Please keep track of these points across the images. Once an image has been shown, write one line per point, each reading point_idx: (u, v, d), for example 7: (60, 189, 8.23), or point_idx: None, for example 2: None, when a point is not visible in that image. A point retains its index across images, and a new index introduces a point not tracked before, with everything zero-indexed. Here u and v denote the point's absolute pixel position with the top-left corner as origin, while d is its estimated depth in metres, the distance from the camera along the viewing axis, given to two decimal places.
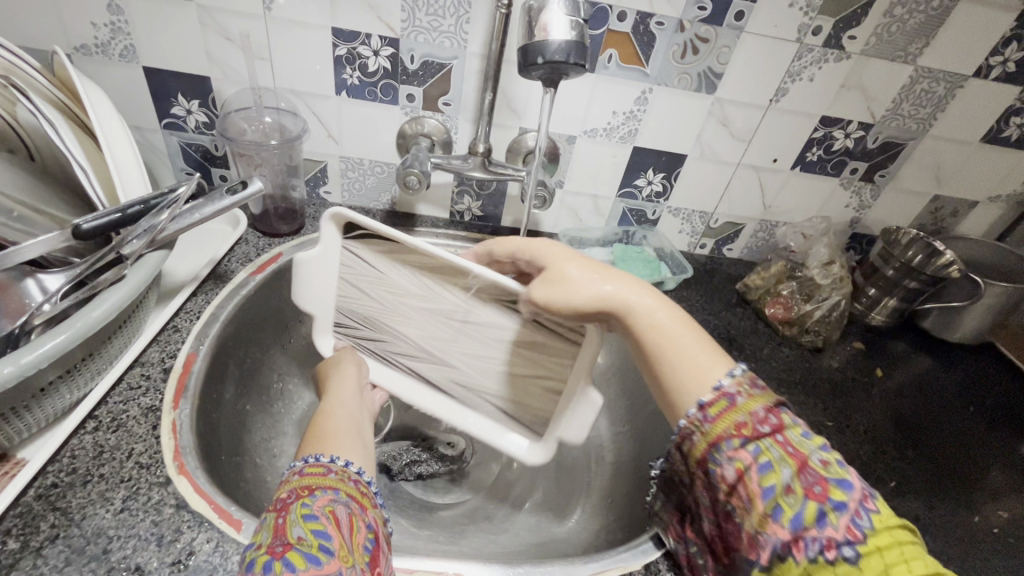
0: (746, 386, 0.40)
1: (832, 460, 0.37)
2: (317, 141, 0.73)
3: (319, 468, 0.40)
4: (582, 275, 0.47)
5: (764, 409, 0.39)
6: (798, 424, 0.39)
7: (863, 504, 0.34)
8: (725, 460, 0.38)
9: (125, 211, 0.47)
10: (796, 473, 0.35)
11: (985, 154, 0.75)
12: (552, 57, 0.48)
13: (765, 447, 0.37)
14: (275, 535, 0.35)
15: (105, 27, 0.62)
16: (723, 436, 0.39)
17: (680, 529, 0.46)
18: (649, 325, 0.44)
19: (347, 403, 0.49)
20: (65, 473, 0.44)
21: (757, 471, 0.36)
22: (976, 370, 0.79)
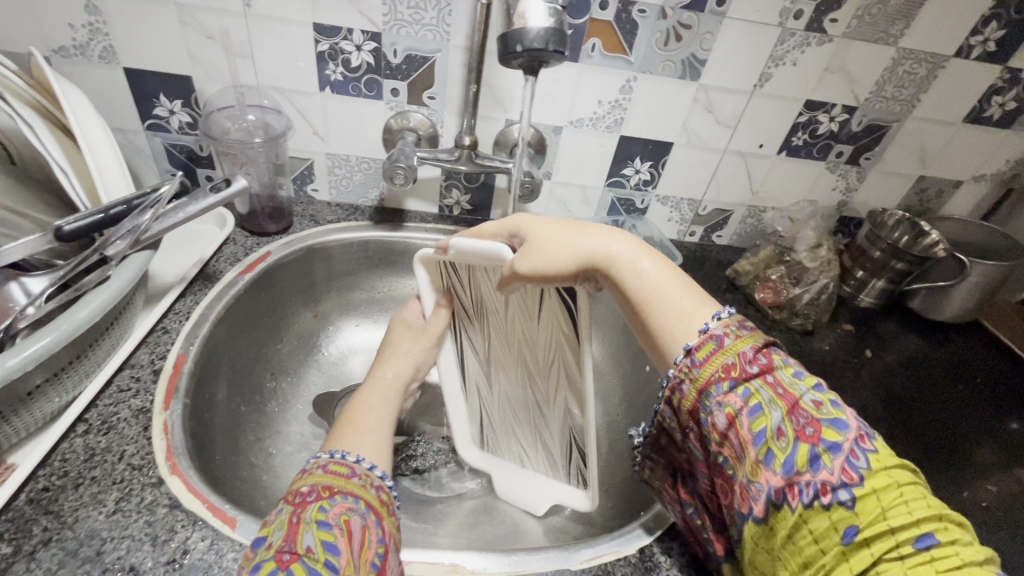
0: (733, 328, 0.42)
1: (827, 401, 0.37)
2: (303, 139, 0.73)
3: (344, 467, 0.42)
4: (562, 237, 0.49)
5: (753, 350, 0.40)
6: (791, 366, 0.40)
7: (859, 444, 0.34)
8: (715, 406, 0.39)
9: (107, 213, 0.47)
10: (787, 415, 0.36)
11: (967, 134, 0.75)
12: (531, 45, 0.47)
13: (754, 390, 0.38)
14: (286, 538, 0.36)
15: (83, 29, 0.61)
16: (712, 380, 0.39)
17: (675, 494, 0.47)
18: (631, 271, 0.46)
19: (372, 400, 0.52)
20: (57, 477, 0.44)
21: (748, 415, 0.37)
22: (965, 350, 0.80)
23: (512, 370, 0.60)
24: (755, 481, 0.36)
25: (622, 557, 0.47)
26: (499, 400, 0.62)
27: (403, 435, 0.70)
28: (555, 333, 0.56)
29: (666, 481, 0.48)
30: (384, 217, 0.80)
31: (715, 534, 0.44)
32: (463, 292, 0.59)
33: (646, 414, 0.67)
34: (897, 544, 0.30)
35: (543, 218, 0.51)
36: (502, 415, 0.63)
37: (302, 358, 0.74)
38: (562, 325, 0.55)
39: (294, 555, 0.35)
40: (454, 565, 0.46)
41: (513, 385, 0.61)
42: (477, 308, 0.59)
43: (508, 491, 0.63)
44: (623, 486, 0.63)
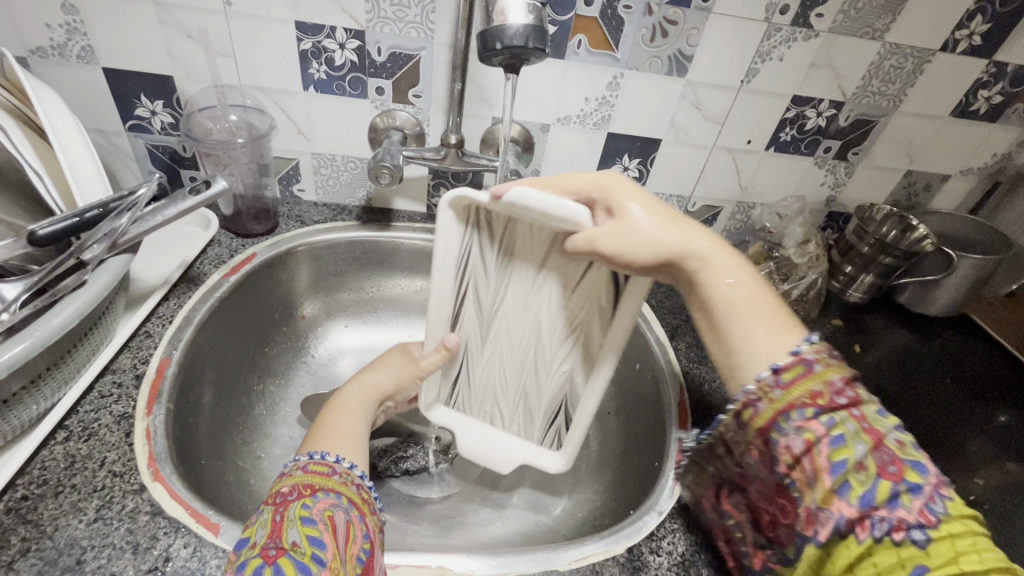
0: (824, 354, 0.41)
1: (909, 442, 0.37)
2: (288, 138, 0.72)
3: (324, 466, 0.42)
4: (655, 226, 0.45)
5: (842, 381, 0.40)
6: (876, 403, 0.40)
7: (939, 490, 0.35)
8: (793, 431, 0.39)
9: (82, 216, 0.46)
10: (871, 450, 0.36)
11: (954, 128, 0.76)
12: (510, 42, 0.47)
13: (839, 421, 0.38)
14: (271, 536, 0.36)
15: (60, 29, 0.60)
16: (796, 404, 0.39)
17: (716, 501, 0.50)
18: (718, 280, 0.45)
19: (352, 404, 0.53)
20: (36, 485, 0.43)
21: (829, 444, 0.37)
22: (954, 343, 0.80)
23: (521, 342, 0.55)
24: (825, 508, 0.36)
25: (611, 557, 0.47)
26: (488, 360, 0.57)
27: (393, 436, 0.69)
28: (579, 302, 0.51)
29: (711, 490, 0.50)
30: (372, 216, 0.79)
31: (755, 549, 0.45)
32: (487, 246, 0.51)
33: (637, 412, 0.67)
34: None
35: (637, 188, 0.47)
36: (488, 375, 0.58)
37: (290, 359, 0.73)
38: (588, 288, 0.50)
39: (280, 550, 0.35)
40: (441, 568, 0.45)
41: (514, 350, 0.56)
42: (503, 265, 0.52)
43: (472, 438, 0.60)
44: (613, 484, 0.63)
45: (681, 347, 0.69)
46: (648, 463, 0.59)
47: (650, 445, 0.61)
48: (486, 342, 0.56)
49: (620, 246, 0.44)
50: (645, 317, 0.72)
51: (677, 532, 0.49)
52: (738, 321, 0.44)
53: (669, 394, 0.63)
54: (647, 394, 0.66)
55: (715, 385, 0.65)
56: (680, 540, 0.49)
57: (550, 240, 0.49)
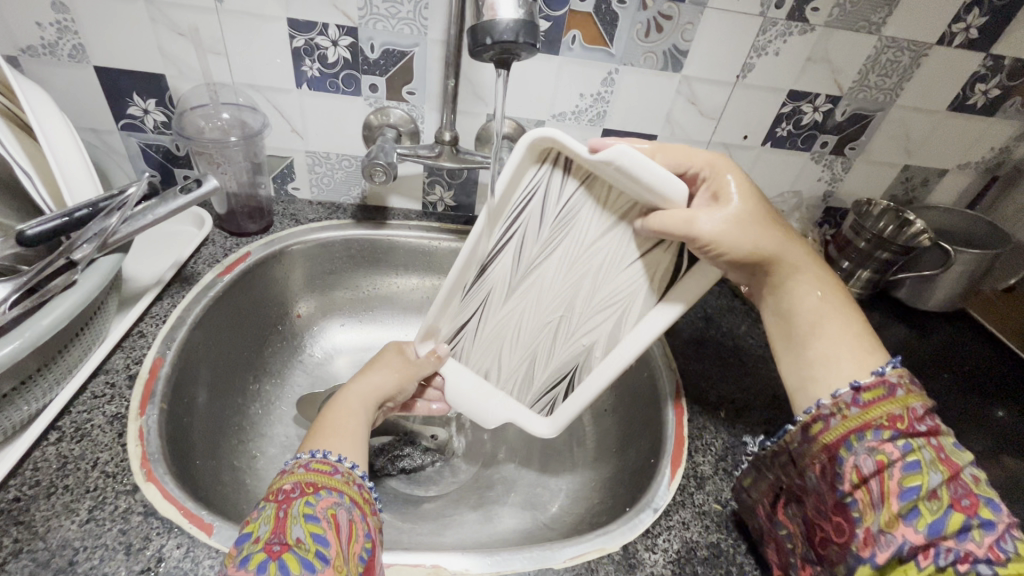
0: (906, 379, 0.43)
1: (982, 481, 0.40)
2: (281, 136, 0.72)
3: (326, 465, 0.42)
4: (762, 228, 0.48)
5: (922, 411, 0.42)
6: (952, 438, 0.42)
7: (1009, 530, 0.37)
8: (865, 451, 0.41)
9: (71, 216, 0.46)
10: (945, 481, 0.38)
11: (951, 123, 0.75)
12: (501, 37, 0.46)
13: (916, 448, 0.40)
14: (274, 531, 0.36)
15: (50, 27, 0.60)
16: (872, 424, 0.41)
17: (770, 510, 0.47)
18: (804, 291, 0.49)
19: (353, 403, 0.52)
20: (28, 486, 0.43)
21: (903, 469, 0.39)
22: (951, 338, 0.80)
23: (546, 308, 0.59)
24: (889, 531, 0.38)
25: (606, 555, 0.47)
26: (508, 316, 0.60)
27: (389, 435, 0.69)
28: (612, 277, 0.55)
29: (767, 497, 0.47)
30: (367, 215, 0.79)
31: (803, 563, 0.43)
32: (552, 192, 0.53)
33: (634, 409, 0.67)
34: None
35: (748, 185, 0.50)
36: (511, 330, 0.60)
37: (286, 358, 0.73)
38: (625, 259, 0.54)
39: (284, 546, 0.35)
40: (435, 567, 0.45)
41: (539, 312, 0.59)
42: (563, 219, 0.54)
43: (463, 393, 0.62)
44: (610, 481, 0.63)
45: (677, 344, 0.69)
46: (644, 461, 0.59)
47: (646, 443, 0.61)
48: (516, 296, 0.59)
49: (719, 233, 0.47)
50: None
51: (671, 529, 0.49)
52: (824, 332, 0.47)
53: (665, 391, 0.63)
54: (643, 391, 0.66)
55: (711, 382, 0.65)
56: (675, 537, 0.49)
57: (628, 206, 0.52)
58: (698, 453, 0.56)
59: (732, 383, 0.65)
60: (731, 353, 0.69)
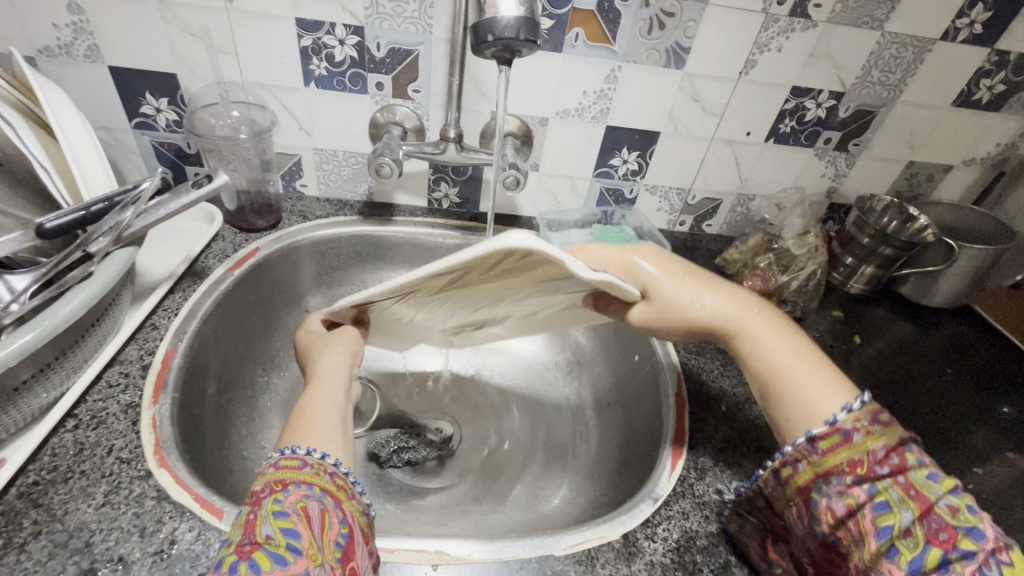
0: (865, 421, 0.41)
1: (961, 506, 0.38)
2: (290, 134, 0.73)
3: (295, 461, 0.41)
4: (701, 300, 0.51)
5: (884, 449, 0.40)
6: (925, 465, 0.40)
7: (995, 556, 0.35)
8: (835, 494, 0.40)
9: (89, 209, 0.48)
10: (918, 517, 0.37)
11: (956, 118, 0.75)
12: (502, 34, 0.47)
13: (883, 488, 0.39)
14: (245, 533, 0.37)
15: (66, 28, 0.62)
16: (836, 470, 0.41)
17: (761, 552, 0.46)
18: (758, 351, 0.49)
19: (330, 394, 0.50)
20: (46, 471, 0.45)
21: (873, 510, 0.38)
22: (956, 335, 0.80)
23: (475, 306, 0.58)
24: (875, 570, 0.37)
25: (606, 543, 0.48)
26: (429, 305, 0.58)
27: (395, 428, 0.71)
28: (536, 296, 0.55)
29: (755, 538, 0.47)
30: (373, 212, 0.80)
31: None
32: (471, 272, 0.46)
33: (636, 402, 0.68)
34: None
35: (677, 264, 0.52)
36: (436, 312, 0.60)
37: (294, 352, 0.74)
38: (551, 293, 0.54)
39: (254, 545, 0.35)
40: (438, 553, 0.46)
41: (465, 304, 0.57)
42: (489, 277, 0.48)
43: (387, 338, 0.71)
44: (612, 472, 0.63)
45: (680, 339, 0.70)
46: (646, 453, 0.60)
47: (648, 437, 0.62)
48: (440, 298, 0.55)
49: (654, 317, 0.53)
50: None
51: (672, 518, 0.50)
52: (777, 387, 0.47)
53: (666, 383, 0.63)
54: (645, 385, 0.67)
55: (713, 376, 0.65)
56: (675, 527, 0.49)
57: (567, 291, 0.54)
58: (699, 445, 0.57)
59: (734, 378, 0.66)
60: None
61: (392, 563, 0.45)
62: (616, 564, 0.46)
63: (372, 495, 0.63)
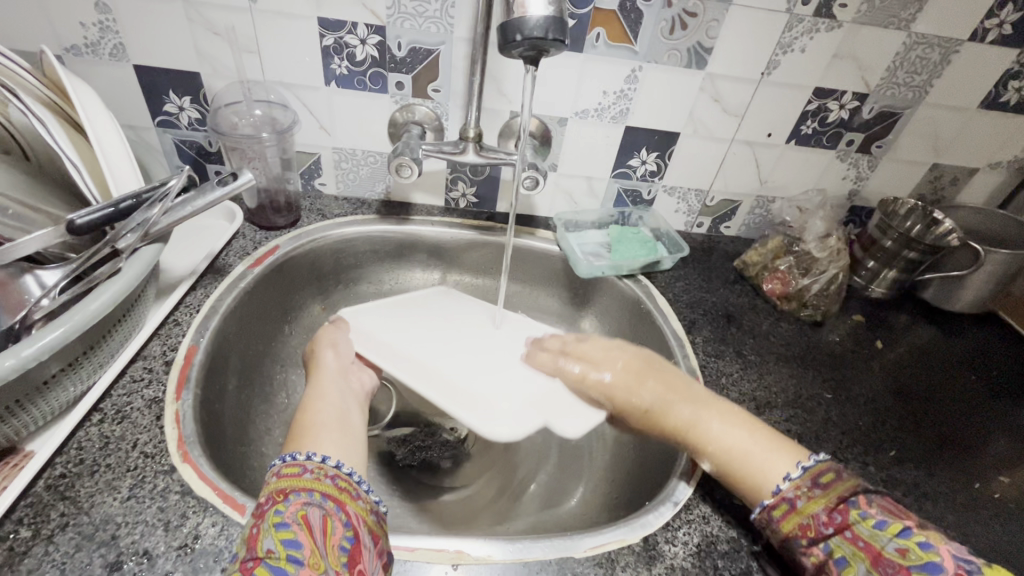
0: (805, 487, 0.42)
1: (913, 545, 0.36)
2: (310, 133, 0.73)
3: (295, 468, 0.41)
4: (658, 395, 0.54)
5: (825, 510, 0.41)
6: (871, 515, 0.39)
7: None
8: (804, 556, 0.41)
9: (118, 206, 0.49)
10: (873, 567, 0.37)
11: (983, 121, 0.74)
12: (531, 34, 0.47)
13: (836, 545, 0.39)
14: (248, 548, 0.36)
15: (93, 27, 0.62)
16: (794, 537, 0.42)
17: None
18: (716, 436, 0.49)
19: (329, 391, 0.52)
20: (73, 464, 0.45)
21: (836, 567, 0.39)
22: (979, 341, 0.78)
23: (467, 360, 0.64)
24: None
25: (626, 546, 0.47)
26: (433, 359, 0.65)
27: (411, 427, 0.71)
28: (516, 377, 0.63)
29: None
30: (390, 211, 0.80)
31: None
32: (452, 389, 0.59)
33: None
34: None
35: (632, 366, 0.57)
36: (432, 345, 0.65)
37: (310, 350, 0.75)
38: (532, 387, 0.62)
39: (256, 561, 0.35)
40: (458, 553, 0.46)
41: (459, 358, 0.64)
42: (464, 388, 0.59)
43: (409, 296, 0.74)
44: (628, 474, 0.63)
45: (698, 342, 0.70)
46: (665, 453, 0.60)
47: None
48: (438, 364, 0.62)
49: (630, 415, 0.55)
50: (662, 311, 0.73)
51: (693, 523, 0.49)
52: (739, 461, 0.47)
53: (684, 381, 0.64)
54: None
55: (732, 380, 0.65)
56: (695, 531, 0.49)
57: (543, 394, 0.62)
58: None
59: (753, 382, 0.65)
60: (751, 352, 0.70)
61: (411, 562, 0.45)
62: (636, 567, 0.46)
63: (389, 493, 0.64)
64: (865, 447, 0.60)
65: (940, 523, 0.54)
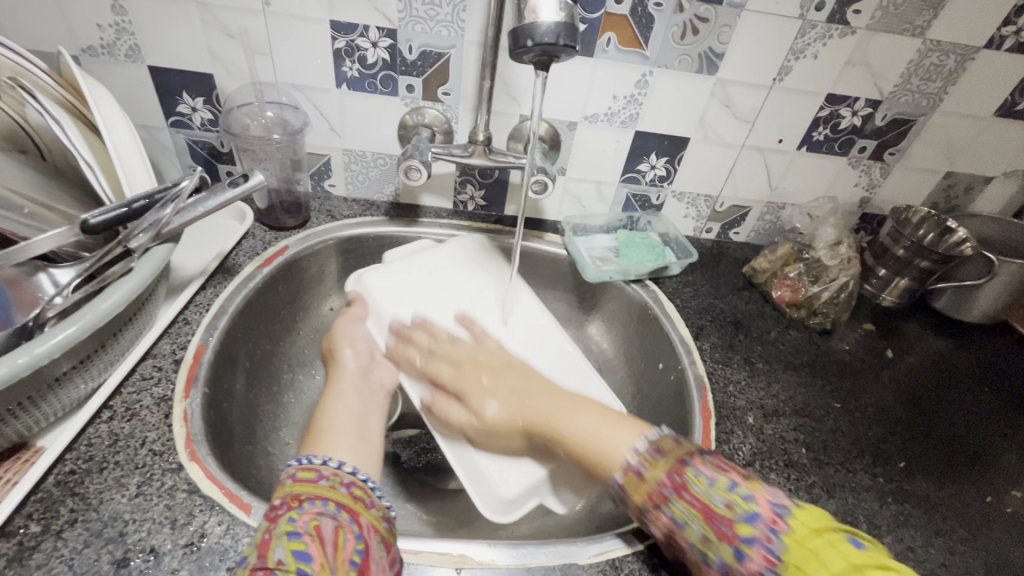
0: (648, 455, 0.45)
1: (737, 496, 0.41)
2: (320, 135, 0.74)
3: (311, 472, 0.42)
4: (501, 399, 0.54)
5: (667, 474, 0.43)
6: (703, 474, 0.42)
7: (772, 526, 0.39)
8: (652, 523, 0.43)
9: (131, 206, 0.49)
10: (707, 523, 0.40)
11: (998, 129, 0.73)
12: (542, 40, 0.47)
13: (676, 509, 0.42)
14: (259, 555, 0.36)
15: (109, 28, 0.63)
16: (642, 506, 0.44)
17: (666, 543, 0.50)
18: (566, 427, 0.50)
19: (349, 392, 0.53)
20: (82, 460, 0.46)
21: (679, 528, 0.42)
22: (993, 351, 0.77)
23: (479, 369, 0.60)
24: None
25: (631, 553, 0.47)
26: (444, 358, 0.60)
27: (417, 428, 0.72)
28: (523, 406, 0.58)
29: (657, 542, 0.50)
30: (399, 213, 0.81)
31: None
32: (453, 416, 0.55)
33: (662, 411, 0.67)
34: None
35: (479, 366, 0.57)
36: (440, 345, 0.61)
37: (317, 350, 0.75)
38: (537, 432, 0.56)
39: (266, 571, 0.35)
40: (462, 557, 0.46)
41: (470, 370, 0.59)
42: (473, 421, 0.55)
43: (422, 261, 0.70)
44: None
45: (706, 348, 0.69)
46: None
47: None
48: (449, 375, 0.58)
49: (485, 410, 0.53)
50: (669, 317, 0.73)
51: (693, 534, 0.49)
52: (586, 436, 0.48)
53: (688, 384, 0.64)
54: (668, 392, 0.68)
55: (740, 387, 0.65)
56: None
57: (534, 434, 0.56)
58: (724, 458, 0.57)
59: (760, 389, 0.65)
60: (759, 359, 0.69)
61: (415, 565, 0.45)
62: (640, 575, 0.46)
63: (394, 493, 0.64)
64: (874, 459, 0.59)
65: (949, 536, 0.53)
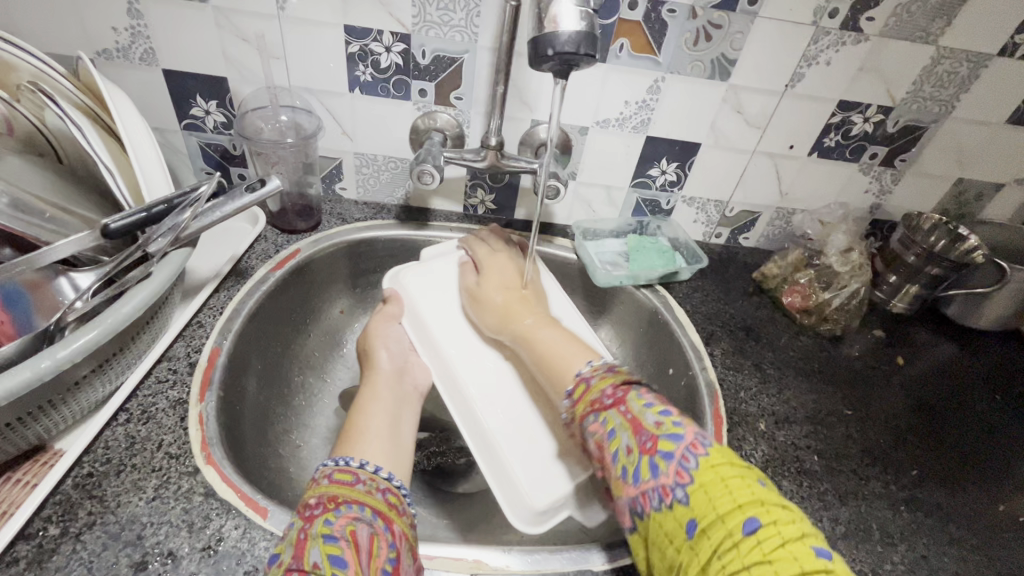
0: (602, 371, 0.48)
1: (668, 420, 0.41)
2: (332, 138, 0.74)
3: (348, 475, 0.42)
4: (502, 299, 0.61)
5: (611, 387, 0.45)
6: (645, 397, 0.44)
7: (692, 450, 0.39)
8: (587, 433, 0.44)
9: (150, 211, 0.49)
10: (633, 435, 0.41)
11: (1010, 136, 0.73)
12: (562, 48, 0.48)
13: (610, 418, 0.43)
14: (293, 556, 0.36)
15: (125, 32, 0.64)
16: (584, 415, 0.45)
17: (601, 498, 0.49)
18: (534, 337, 0.56)
19: (383, 392, 0.55)
20: (100, 463, 0.46)
21: (607, 440, 0.42)
22: (1004, 359, 0.77)
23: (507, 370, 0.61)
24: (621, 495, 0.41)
25: None
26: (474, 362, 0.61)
27: (426, 431, 0.71)
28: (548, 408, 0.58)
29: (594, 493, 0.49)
30: (409, 216, 0.81)
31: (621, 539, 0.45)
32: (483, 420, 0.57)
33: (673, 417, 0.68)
34: (728, 531, 0.34)
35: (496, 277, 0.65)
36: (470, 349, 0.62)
37: (327, 353, 0.75)
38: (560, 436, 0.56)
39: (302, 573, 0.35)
40: (478, 562, 0.46)
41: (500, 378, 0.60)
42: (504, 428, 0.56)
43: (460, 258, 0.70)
44: None
45: (717, 354, 0.69)
46: None
47: None
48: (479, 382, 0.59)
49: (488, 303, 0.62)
50: (680, 323, 0.73)
51: None
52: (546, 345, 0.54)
53: (700, 385, 0.65)
54: (679, 398, 0.68)
55: (751, 394, 0.65)
56: None
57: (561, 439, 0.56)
58: None
59: (771, 396, 0.65)
60: (770, 366, 0.69)
61: (430, 571, 0.45)
62: None
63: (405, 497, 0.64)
64: (886, 467, 0.59)
65: (962, 544, 0.53)
